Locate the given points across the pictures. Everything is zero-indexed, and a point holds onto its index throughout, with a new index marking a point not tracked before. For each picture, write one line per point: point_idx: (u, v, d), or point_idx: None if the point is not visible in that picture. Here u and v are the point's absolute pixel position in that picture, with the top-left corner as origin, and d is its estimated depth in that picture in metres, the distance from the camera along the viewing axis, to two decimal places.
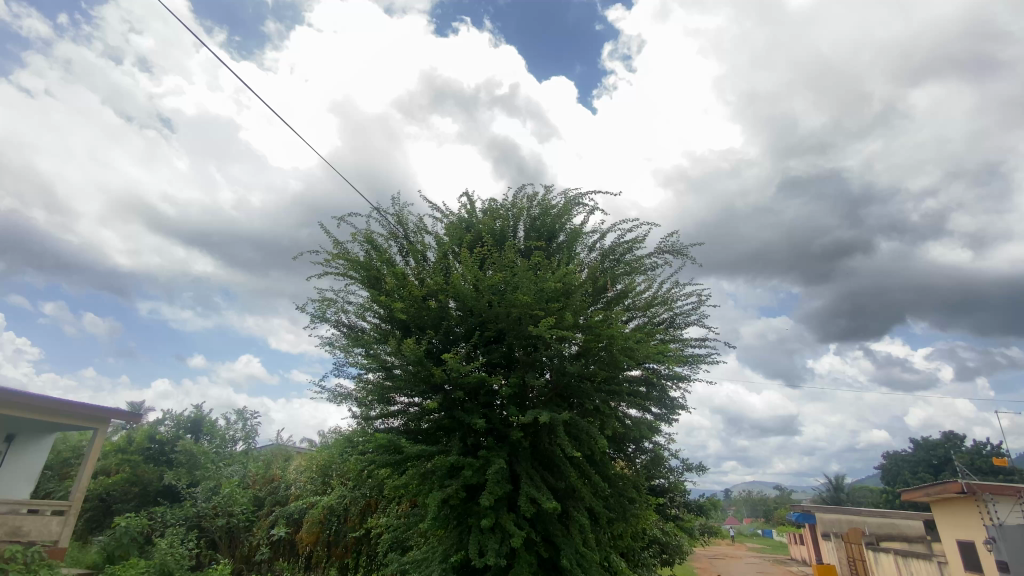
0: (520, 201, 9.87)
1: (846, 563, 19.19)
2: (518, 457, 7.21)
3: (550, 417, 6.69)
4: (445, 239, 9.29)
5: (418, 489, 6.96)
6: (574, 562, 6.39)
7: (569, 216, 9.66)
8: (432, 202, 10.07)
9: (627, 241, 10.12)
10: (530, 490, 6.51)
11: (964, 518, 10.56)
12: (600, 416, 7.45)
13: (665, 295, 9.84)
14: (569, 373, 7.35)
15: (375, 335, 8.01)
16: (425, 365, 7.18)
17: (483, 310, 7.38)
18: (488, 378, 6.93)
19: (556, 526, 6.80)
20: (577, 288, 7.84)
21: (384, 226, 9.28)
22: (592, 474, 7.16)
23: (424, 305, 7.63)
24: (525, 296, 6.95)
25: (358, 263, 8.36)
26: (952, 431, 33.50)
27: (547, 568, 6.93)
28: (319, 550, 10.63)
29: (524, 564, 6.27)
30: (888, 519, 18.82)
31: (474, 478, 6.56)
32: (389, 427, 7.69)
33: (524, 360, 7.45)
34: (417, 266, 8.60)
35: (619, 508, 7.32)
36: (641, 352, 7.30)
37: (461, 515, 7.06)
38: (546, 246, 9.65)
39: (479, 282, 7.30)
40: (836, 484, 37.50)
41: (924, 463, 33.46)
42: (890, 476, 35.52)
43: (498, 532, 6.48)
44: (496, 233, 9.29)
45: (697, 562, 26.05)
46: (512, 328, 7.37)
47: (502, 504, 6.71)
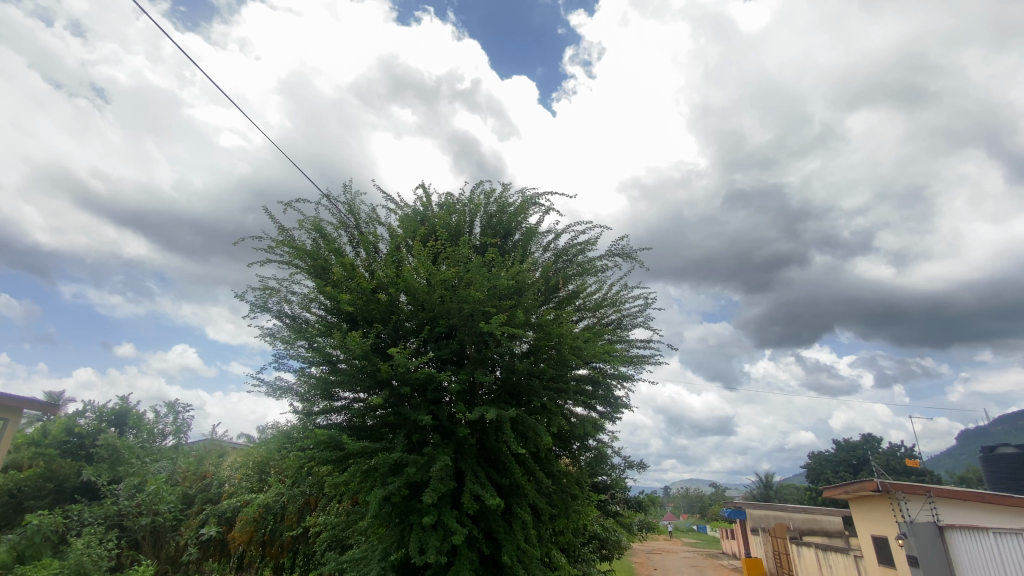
0: (477, 198, 9.83)
1: (772, 556, 20.46)
2: (464, 454, 7.16)
3: (496, 414, 6.67)
4: (399, 231, 9.10)
5: (360, 486, 6.78)
6: (515, 558, 6.42)
7: (524, 215, 9.70)
8: (387, 193, 9.85)
9: (581, 243, 10.31)
10: (474, 487, 6.47)
11: (878, 515, 11.44)
12: (547, 414, 7.51)
13: (614, 297, 10.09)
14: (518, 371, 7.38)
15: (320, 328, 7.73)
16: (371, 360, 7.03)
17: (434, 306, 7.27)
18: (436, 374, 6.83)
19: (498, 522, 6.80)
20: (530, 287, 7.88)
21: (333, 214, 8.97)
22: (537, 470, 7.22)
23: (374, 298, 7.44)
24: (477, 292, 6.90)
25: (305, 251, 8.04)
26: (869, 433, 36.38)
27: (489, 565, 6.95)
28: (253, 550, 10.21)
29: (465, 562, 6.22)
30: (811, 515, 20.06)
31: (417, 475, 6.46)
32: (332, 423, 7.44)
33: (474, 357, 7.40)
34: (368, 258, 8.37)
35: (561, 504, 7.41)
36: (589, 352, 7.42)
37: (403, 513, 6.95)
38: (501, 243, 9.66)
39: (431, 276, 7.19)
40: (765, 482, 39.85)
41: (844, 463, 36.04)
42: (814, 475, 38.07)
43: (441, 529, 6.41)
44: (452, 228, 9.19)
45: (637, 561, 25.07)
46: (464, 324, 7.29)
47: (445, 502, 6.64)
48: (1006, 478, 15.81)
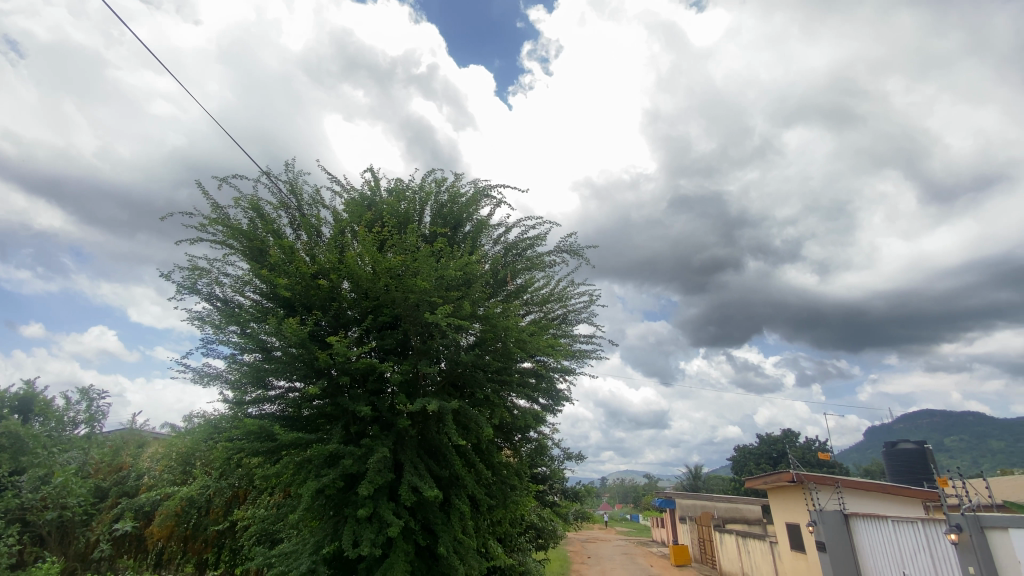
0: (428, 185, 9.65)
1: (697, 544, 21.68)
2: (404, 445, 7.06)
3: (439, 406, 6.59)
4: (344, 216, 8.79)
5: (292, 479, 6.54)
6: (451, 549, 6.42)
7: (476, 206, 9.63)
8: (332, 175, 9.46)
9: (531, 237, 10.37)
10: (412, 479, 6.40)
11: (792, 503, 12.32)
12: (489, 406, 7.54)
13: (560, 292, 10.25)
14: (463, 363, 7.36)
15: (254, 313, 7.35)
16: (309, 348, 6.78)
17: (379, 294, 7.08)
18: (377, 364, 6.65)
19: (436, 513, 6.77)
20: (478, 279, 7.82)
21: (273, 193, 8.51)
22: (477, 462, 7.23)
23: (314, 284, 7.14)
24: (424, 282, 6.75)
25: (240, 231, 7.60)
26: (789, 429, 39.14)
27: (424, 556, 6.92)
28: (173, 545, 9.62)
29: (400, 554, 6.15)
30: (734, 504, 21.36)
31: (354, 467, 6.31)
32: (264, 413, 7.11)
33: (418, 348, 7.28)
34: (310, 242, 8.01)
35: (500, 495, 7.47)
36: (534, 345, 7.49)
37: (338, 505, 6.79)
38: (450, 234, 9.55)
39: (376, 263, 6.96)
40: (695, 473, 42.11)
41: (765, 456, 38.62)
42: (738, 467, 40.55)
43: (376, 521, 6.30)
44: (400, 215, 8.96)
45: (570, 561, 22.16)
46: (409, 314, 7.14)
47: (382, 493, 6.53)
48: (904, 472, 17.48)
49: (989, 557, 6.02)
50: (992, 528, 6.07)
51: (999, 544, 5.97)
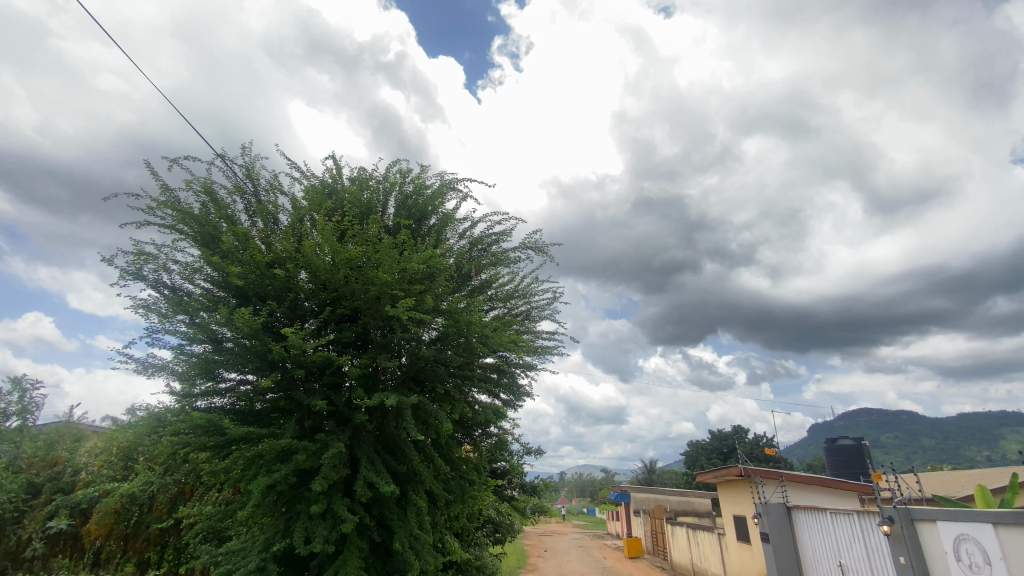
0: (393, 176, 9.48)
1: (649, 536, 22.33)
2: (360, 441, 6.95)
3: (397, 401, 6.49)
4: (304, 203, 8.53)
5: (242, 474, 6.33)
6: (406, 545, 6.36)
7: (441, 199, 9.54)
8: (292, 160, 9.14)
9: (496, 233, 10.36)
10: (368, 474, 6.30)
11: (740, 496, 12.87)
12: (449, 401, 7.50)
13: (524, 289, 10.30)
14: (424, 358, 7.29)
15: (205, 302, 7.04)
16: (262, 340, 6.56)
17: (338, 286, 6.91)
18: (334, 358, 6.50)
19: (392, 509, 6.70)
20: (441, 272, 7.73)
21: (228, 177, 8.15)
22: (435, 457, 7.19)
23: (269, 273, 6.91)
24: (386, 275, 6.63)
25: (190, 215, 7.25)
26: (739, 425, 40.76)
27: (379, 552, 6.85)
28: (112, 544, 9.15)
29: (354, 551, 6.05)
30: (685, 498, 22.10)
31: (307, 462, 6.15)
32: (213, 406, 6.83)
33: (378, 342, 7.17)
34: (266, 230, 7.73)
35: (458, 490, 7.46)
36: (496, 341, 7.49)
37: (290, 501, 6.64)
38: (415, 226, 9.43)
39: (336, 254, 6.78)
40: (649, 467, 43.34)
41: (716, 451, 40.12)
42: (691, 461, 41.95)
43: (329, 518, 6.17)
44: (363, 205, 8.76)
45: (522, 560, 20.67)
46: (369, 307, 7.00)
47: (336, 489, 6.40)
48: (842, 466, 18.51)
49: (917, 547, 6.46)
50: (921, 520, 6.50)
51: (926, 535, 6.41)
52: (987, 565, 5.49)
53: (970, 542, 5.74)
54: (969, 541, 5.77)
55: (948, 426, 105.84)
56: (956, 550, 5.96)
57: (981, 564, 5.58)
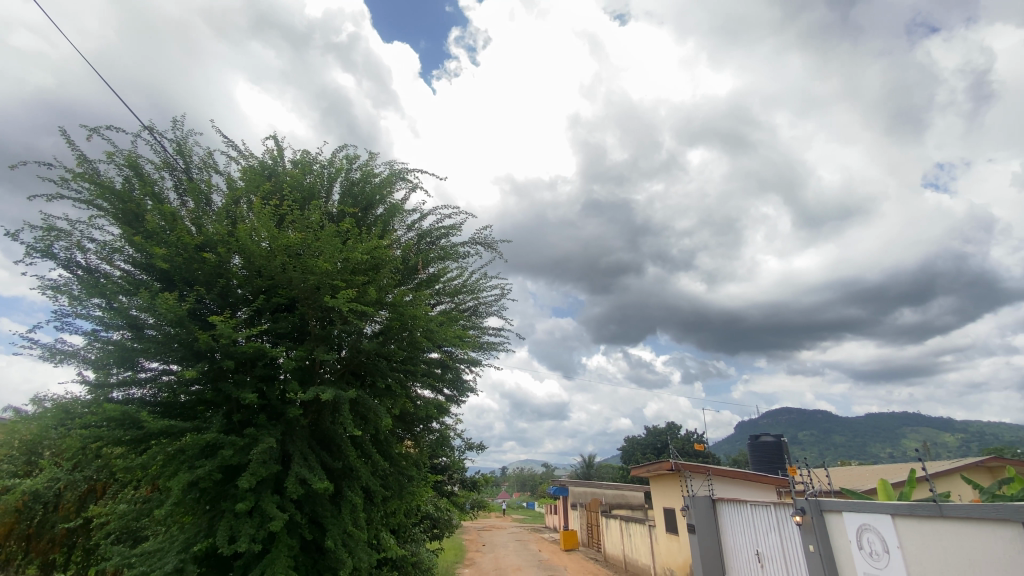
0: (339, 161, 9.16)
1: (585, 529, 22.95)
2: (293, 436, 6.69)
3: (334, 395, 6.27)
4: (241, 184, 8.07)
5: (161, 471, 5.95)
6: (339, 543, 6.20)
7: (390, 188, 9.32)
8: (228, 138, 8.62)
9: (446, 226, 10.24)
10: (301, 470, 6.07)
11: (670, 490, 13.48)
12: (390, 396, 7.36)
13: (472, 284, 10.26)
14: (364, 352, 7.09)
15: (124, 285, 6.51)
16: (188, 328, 6.18)
17: (273, 273, 6.60)
18: (267, 349, 6.20)
19: (325, 506, 6.51)
20: (387, 264, 7.54)
21: (156, 151, 7.58)
22: (373, 453, 7.04)
23: (199, 257, 6.50)
24: (327, 263, 6.39)
25: (110, 190, 6.69)
26: (673, 422, 42.63)
27: (310, 551, 6.64)
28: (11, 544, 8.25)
29: (282, 549, 5.83)
30: (620, 491, 22.92)
31: (234, 458, 5.85)
32: (131, 398, 6.34)
33: (316, 334, 6.92)
34: (197, 210, 7.24)
35: (396, 486, 7.36)
36: (440, 336, 7.39)
37: (214, 499, 6.31)
38: (360, 215, 9.16)
39: (273, 240, 6.46)
40: (588, 462, 44.57)
41: (650, 446, 41.82)
42: (627, 456, 43.45)
43: (257, 516, 5.91)
44: (305, 190, 8.39)
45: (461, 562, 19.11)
46: (307, 297, 6.74)
47: (265, 486, 6.14)
48: (763, 462, 19.77)
49: (825, 535, 7.02)
50: (829, 511, 7.06)
51: (833, 525, 6.97)
52: (885, 553, 6.03)
53: (871, 531, 6.30)
54: (871, 530, 6.32)
55: (857, 425, 115.51)
56: (859, 538, 6.52)
57: (880, 552, 6.13)
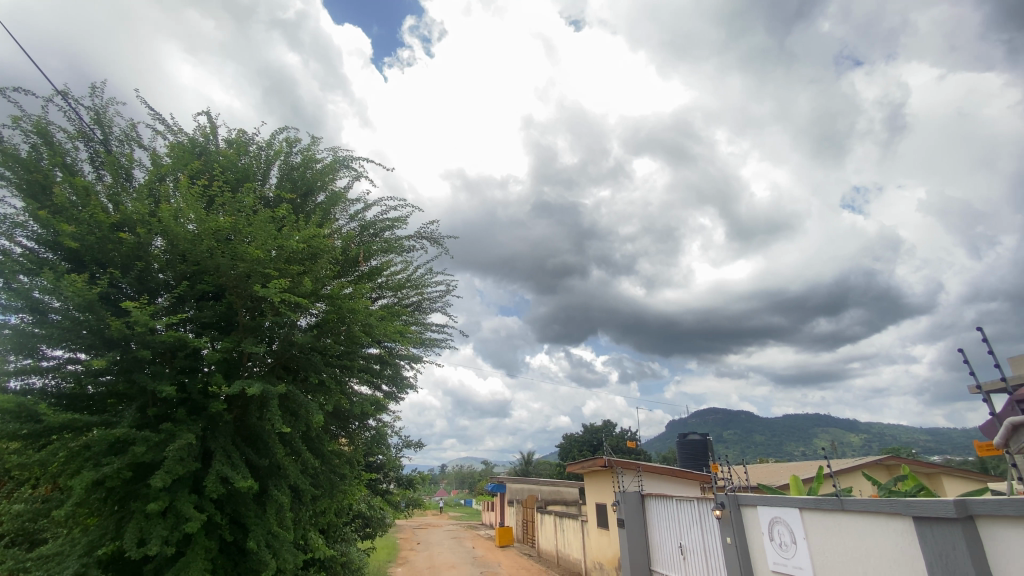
0: (278, 143, 8.74)
1: (520, 525, 23.24)
2: (216, 432, 6.32)
3: (262, 389, 5.97)
4: (167, 161, 7.52)
5: (62, 468, 5.45)
6: (262, 544, 5.91)
7: (332, 175, 9.00)
8: (155, 110, 8.00)
9: (390, 219, 10.02)
10: (222, 468, 5.73)
11: (603, 486, 13.90)
12: (324, 391, 7.10)
13: (416, 279, 10.11)
14: (297, 345, 6.80)
15: (25, 264, 5.89)
16: (98, 313, 5.69)
17: (199, 258, 6.20)
18: (189, 339, 5.81)
19: (248, 506, 6.20)
20: (325, 254, 7.26)
21: (69, 119, 6.91)
22: (303, 450, 6.76)
23: (114, 237, 5.99)
24: (259, 251, 6.06)
25: (13, 158, 6.02)
26: (609, 421, 44.00)
27: (230, 553, 6.31)
28: None
29: (199, 552, 5.49)
30: (556, 487, 23.39)
31: (147, 455, 5.45)
32: (29, 389, 5.64)
33: (245, 325, 6.57)
34: (115, 186, 6.67)
35: (327, 484, 7.12)
36: (379, 331, 7.23)
37: (124, 498, 5.86)
38: (299, 201, 8.78)
39: (200, 222, 6.05)
40: (526, 459, 45.12)
41: (587, 444, 42.92)
42: (564, 453, 44.38)
43: (171, 516, 5.54)
44: (240, 171, 7.95)
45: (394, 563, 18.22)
46: (235, 285, 6.37)
47: (182, 485, 5.76)
48: (689, 459, 20.84)
49: (741, 528, 7.50)
50: (745, 505, 7.55)
51: (748, 519, 7.46)
52: (793, 544, 6.52)
53: (782, 524, 6.78)
54: (781, 523, 6.81)
55: (775, 425, 124.06)
56: (770, 530, 7.01)
57: (788, 543, 6.62)
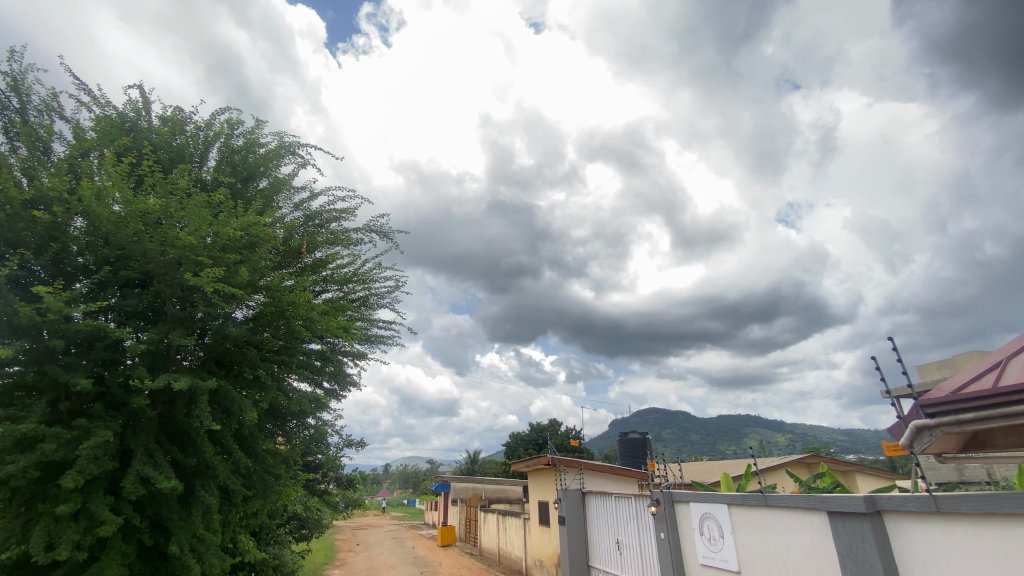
0: (218, 124, 8.27)
1: (463, 524, 23.19)
2: (137, 429, 5.91)
3: (190, 384, 5.63)
4: (92, 136, 6.95)
5: None
6: (185, 549, 5.57)
7: (276, 162, 8.62)
8: (80, 80, 7.36)
9: (337, 210, 9.72)
10: (143, 468, 5.35)
11: (545, 484, 14.10)
12: (259, 387, 6.79)
13: (364, 273, 9.86)
14: (231, 339, 6.46)
15: None
16: (6, 298, 5.17)
17: (124, 242, 5.76)
18: (110, 329, 5.38)
19: (172, 508, 5.83)
20: (265, 244, 6.94)
21: None
22: (234, 449, 6.43)
23: (28, 214, 5.47)
24: (192, 237, 5.70)
25: None
26: (554, 420, 44.68)
27: (150, 558, 5.92)
28: None
29: (115, 557, 5.11)
30: (500, 486, 23.48)
31: (57, 453, 5.00)
32: None
33: (175, 316, 6.18)
34: (31, 159, 6.10)
35: (260, 485, 6.81)
36: (321, 326, 6.99)
37: (30, 500, 5.37)
38: (238, 187, 8.34)
39: (126, 203, 5.63)
40: (472, 458, 45.03)
41: (533, 442, 43.38)
42: (510, 452, 44.68)
43: (83, 519, 5.12)
44: (174, 151, 7.51)
45: (331, 566, 17.68)
46: (163, 273, 5.97)
47: (97, 486, 5.33)
48: (629, 457, 21.52)
49: (674, 523, 7.83)
50: (678, 501, 7.88)
51: (681, 514, 7.80)
52: (721, 538, 6.88)
53: (711, 519, 7.13)
54: (710, 518, 7.16)
55: (710, 425, 130.16)
56: (700, 525, 7.35)
57: (716, 537, 6.98)
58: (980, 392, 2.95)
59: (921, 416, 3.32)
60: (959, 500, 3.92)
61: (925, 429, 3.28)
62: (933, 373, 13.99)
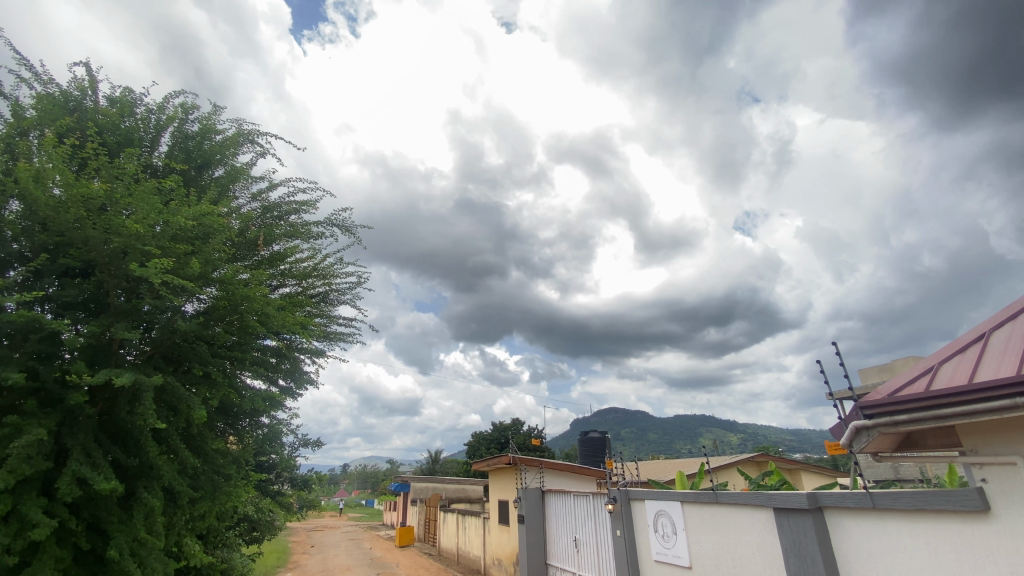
0: (172, 108, 7.90)
1: (422, 524, 22.97)
2: (74, 426, 5.57)
3: (134, 379, 5.35)
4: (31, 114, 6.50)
5: None
6: (125, 553, 5.28)
7: (233, 150, 8.30)
8: (19, 53, 6.87)
9: (298, 202, 9.45)
10: (80, 468, 5.04)
11: (505, 483, 14.13)
12: (209, 384, 6.51)
13: (324, 268, 9.63)
14: (179, 333, 6.17)
15: None
16: None
17: (65, 228, 5.42)
18: (47, 320, 5.05)
19: (111, 510, 5.52)
20: (219, 234, 6.66)
21: None
22: (181, 448, 6.15)
23: None
24: (140, 224, 5.42)
25: None
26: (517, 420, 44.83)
27: (86, 563, 5.59)
28: None
29: (47, 563, 4.80)
30: (460, 485, 23.39)
31: None
32: None
33: (119, 307, 5.86)
34: None
35: (208, 486, 6.53)
36: (277, 321, 6.77)
37: None
38: (192, 174, 7.98)
39: (67, 187, 5.29)
40: (433, 458, 44.66)
41: (495, 442, 43.40)
42: (472, 451, 44.57)
43: (13, 522, 4.78)
44: (122, 134, 7.12)
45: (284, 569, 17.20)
46: (107, 262, 5.65)
47: (28, 487, 5.00)
48: (589, 456, 21.84)
49: (629, 520, 8.01)
50: (634, 499, 8.06)
51: (636, 512, 7.98)
52: (674, 534, 7.08)
53: (665, 516, 7.32)
54: (664, 516, 7.35)
55: (668, 425, 133.70)
56: (654, 522, 7.54)
57: (670, 533, 7.18)
58: (912, 395, 3.15)
59: (859, 417, 3.51)
60: (892, 496, 4.20)
61: (864, 430, 3.47)
62: (873, 377, 14.83)
